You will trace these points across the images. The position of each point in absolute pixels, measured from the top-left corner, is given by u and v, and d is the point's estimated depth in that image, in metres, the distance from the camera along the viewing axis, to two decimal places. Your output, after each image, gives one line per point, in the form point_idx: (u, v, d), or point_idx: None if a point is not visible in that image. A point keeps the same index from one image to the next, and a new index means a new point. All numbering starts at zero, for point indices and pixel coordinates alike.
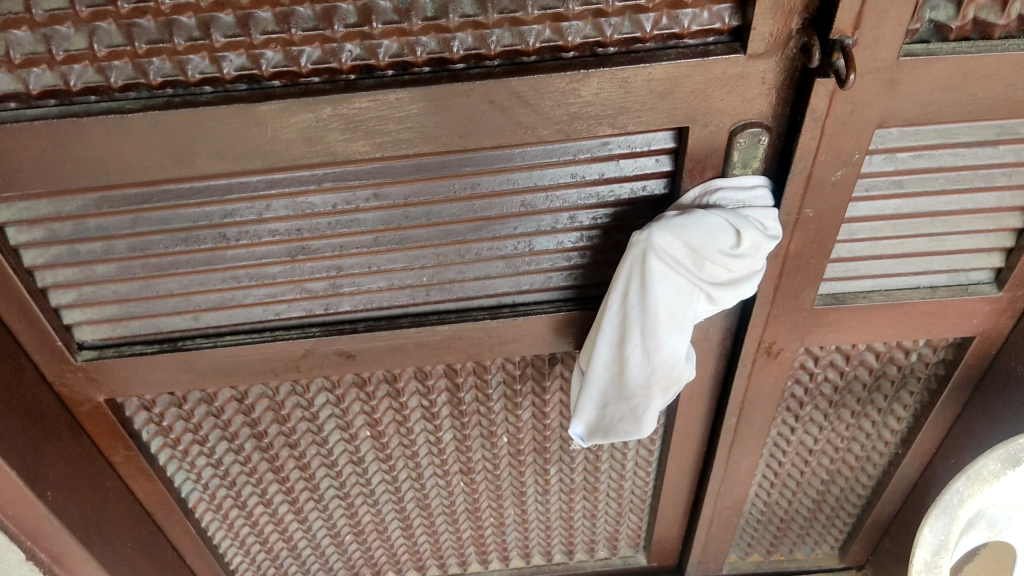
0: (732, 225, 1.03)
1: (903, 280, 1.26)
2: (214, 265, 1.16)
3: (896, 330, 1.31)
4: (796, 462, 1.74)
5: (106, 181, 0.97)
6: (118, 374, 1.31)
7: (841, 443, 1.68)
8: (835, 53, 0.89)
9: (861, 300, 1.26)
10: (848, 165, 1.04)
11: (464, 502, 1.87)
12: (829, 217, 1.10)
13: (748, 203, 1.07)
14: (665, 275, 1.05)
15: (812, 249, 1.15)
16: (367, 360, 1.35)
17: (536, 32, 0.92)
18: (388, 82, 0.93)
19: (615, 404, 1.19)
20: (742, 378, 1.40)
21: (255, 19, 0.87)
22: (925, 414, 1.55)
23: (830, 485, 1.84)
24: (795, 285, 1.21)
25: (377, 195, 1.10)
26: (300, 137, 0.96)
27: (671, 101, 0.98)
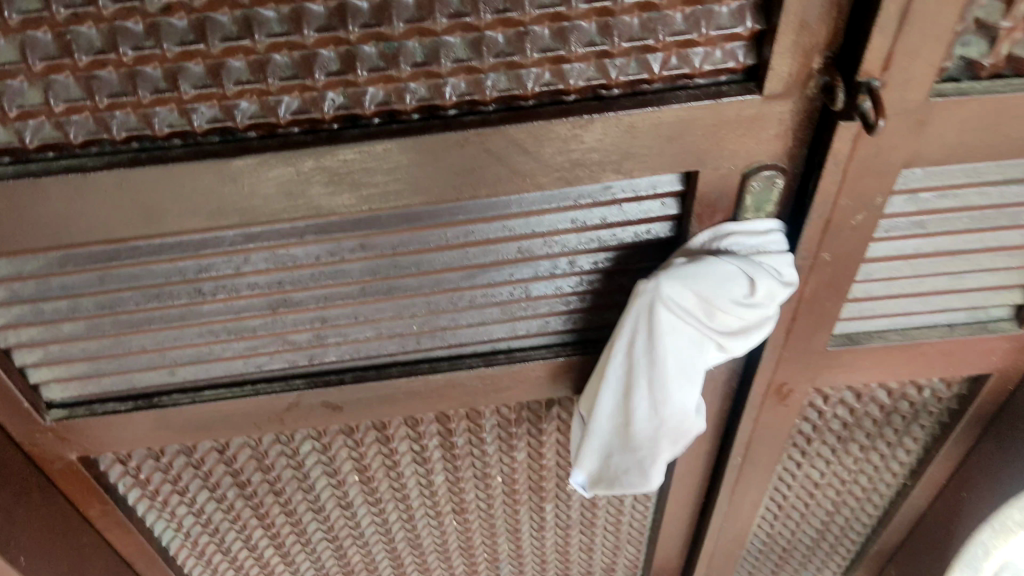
0: (746, 273, 0.97)
1: (920, 318, 1.20)
2: (190, 320, 1.08)
3: (910, 368, 1.25)
4: (800, 496, 1.68)
5: (70, 241, 0.89)
6: (90, 433, 1.22)
7: (848, 476, 1.62)
8: (861, 96, 0.83)
9: (876, 340, 1.20)
10: (870, 208, 0.97)
11: (457, 540, 1.79)
12: (847, 260, 1.04)
13: (762, 248, 1.01)
14: (674, 327, 0.99)
15: (828, 293, 1.09)
16: (355, 410, 1.28)
17: (535, 75, 0.85)
18: (375, 132, 0.86)
19: (620, 456, 1.12)
20: (749, 420, 1.33)
21: (227, 68, 0.79)
22: (936, 448, 1.49)
23: (835, 517, 1.78)
24: (808, 328, 1.14)
25: (362, 246, 1.03)
26: (280, 191, 0.88)
27: (680, 145, 0.91)
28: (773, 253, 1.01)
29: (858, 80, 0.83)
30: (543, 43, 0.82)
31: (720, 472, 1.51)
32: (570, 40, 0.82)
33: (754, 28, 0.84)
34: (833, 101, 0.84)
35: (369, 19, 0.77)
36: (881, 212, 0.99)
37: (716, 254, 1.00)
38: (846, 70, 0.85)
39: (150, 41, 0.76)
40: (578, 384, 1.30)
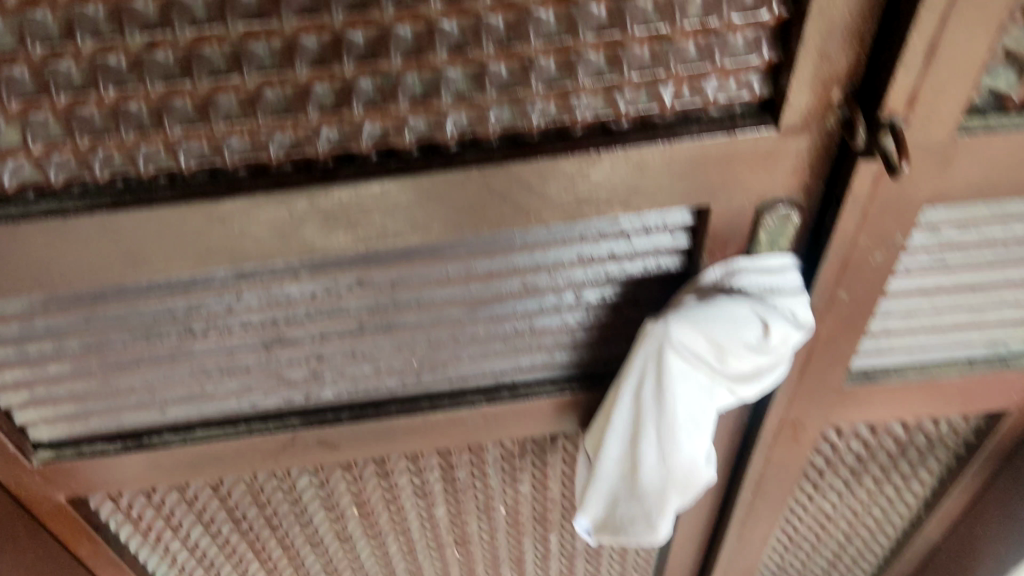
0: (760, 316, 0.93)
1: (939, 353, 1.18)
2: (180, 359, 1.04)
3: (927, 406, 1.24)
4: (811, 526, 1.63)
5: (60, 285, 0.87)
6: (79, 474, 1.18)
7: (860, 505, 1.58)
8: (885, 134, 0.80)
9: (894, 378, 1.18)
10: (890, 247, 0.93)
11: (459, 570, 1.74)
12: (865, 299, 1.00)
13: (777, 287, 0.97)
14: (682, 375, 0.97)
15: (845, 331, 1.05)
16: (353, 446, 1.23)
17: (539, 108, 0.80)
18: (372, 171, 0.82)
19: (627, 503, 1.12)
20: (760, 460, 1.30)
21: (215, 104, 0.75)
22: (952, 480, 1.47)
23: (846, 546, 1.74)
24: (824, 365, 1.11)
25: (359, 283, 0.98)
26: (273, 233, 0.85)
27: (690, 181, 0.88)
28: (787, 293, 0.97)
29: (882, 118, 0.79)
30: (549, 75, 0.78)
31: (728, 505, 1.46)
32: (577, 71, 0.78)
33: (770, 59, 0.80)
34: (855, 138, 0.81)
35: (364, 52, 0.73)
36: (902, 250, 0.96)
37: (729, 294, 0.96)
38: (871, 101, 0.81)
39: (132, 78, 0.72)
40: (584, 419, 1.25)
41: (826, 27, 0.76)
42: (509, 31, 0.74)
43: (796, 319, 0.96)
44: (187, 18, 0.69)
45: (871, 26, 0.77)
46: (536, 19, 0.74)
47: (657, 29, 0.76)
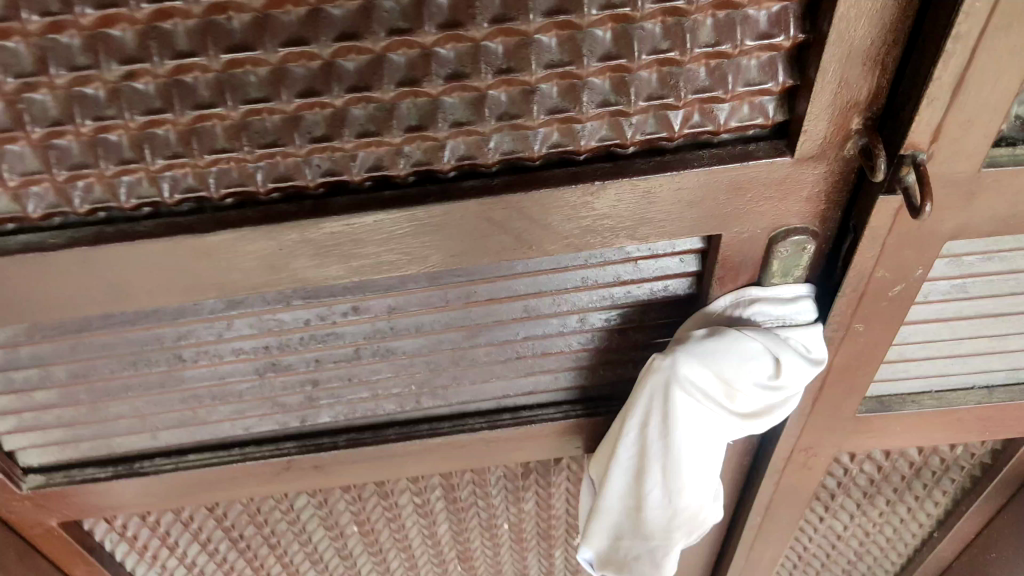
0: (773, 352, 0.93)
1: (956, 381, 1.17)
2: (171, 386, 1.00)
3: (944, 431, 1.23)
4: (818, 538, 1.60)
5: (44, 318, 0.84)
6: (70, 498, 1.15)
7: (869, 520, 1.55)
8: (903, 168, 0.77)
9: (909, 406, 1.18)
10: (908, 277, 0.92)
11: None
12: (883, 329, 1.00)
13: (787, 319, 0.97)
14: (691, 410, 0.97)
15: (860, 360, 1.05)
16: (351, 469, 1.20)
17: (541, 135, 0.77)
18: (365, 202, 0.79)
19: (631, 539, 1.09)
20: (769, 485, 1.30)
21: (200, 135, 0.72)
22: (966, 502, 1.46)
23: (856, 565, 1.72)
24: (838, 391, 1.11)
25: (355, 310, 0.95)
26: (263, 265, 0.82)
27: (699, 210, 0.85)
28: (801, 325, 0.97)
29: (902, 153, 0.77)
30: (551, 102, 0.74)
31: (737, 526, 1.43)
32: (582, 99, 0.74)
33: (786, 84, 0.76)
34: (873, 173, 0.78)
35: (356, 81, 0.69)
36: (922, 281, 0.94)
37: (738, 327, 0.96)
38: (890, 130, 0.77)
39: (112, 109, 0.68)
40: (590, 441, 1.22)
41: (845, 53, 0.71)
42: (509, 59, 0.70)
43: (809, 353, 0.96)
44: (168, 49, 0.65)
45: (892, 52, 0.72)
46: (539, 46, 0.70)
47: (667, 55, 0.71)
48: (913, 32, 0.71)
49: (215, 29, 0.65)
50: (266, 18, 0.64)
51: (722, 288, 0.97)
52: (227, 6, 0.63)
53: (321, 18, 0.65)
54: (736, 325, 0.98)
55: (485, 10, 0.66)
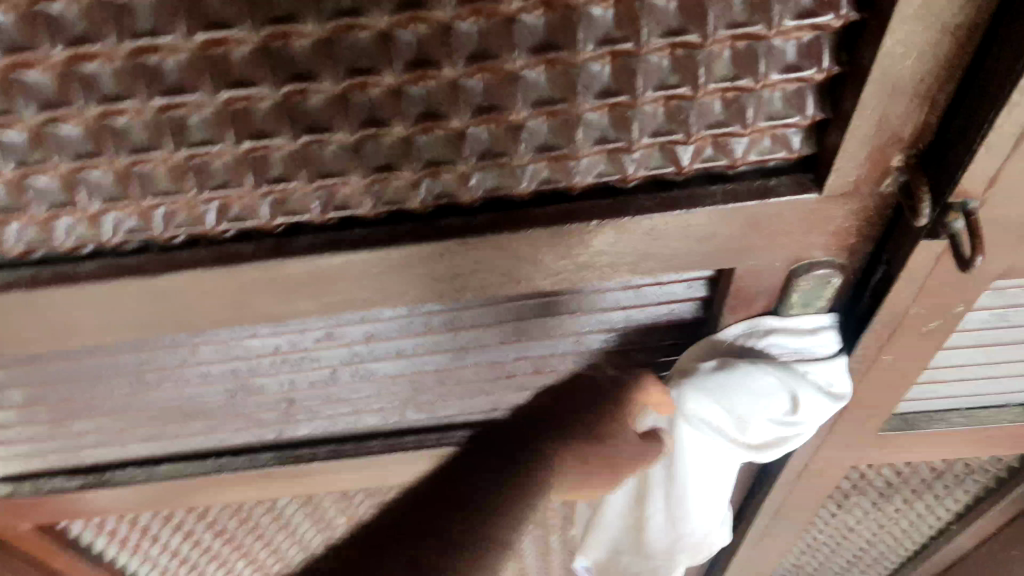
0: (788, 389, 0.86)
1: (988, 399, 1.09)
2: (136, 407, 0.94)
3: (970, 445, 1.16)
4: (837, 520, 1.59)
5: None
6: (38, 505, 1.10)
7: (890, 506, 1.54)
8: (953, 213, 0.67)
9: (935, 423, 1.11)
10: (945, 313, 0.83)
11: None
12: (913, 360, 0.91)
13: (804, 353, 0.89)
14: (695, 441, 0.91)
15: (884, 387, 0.97)
16: (334, 476, 1.14)
17: (531, 172, 0.67)
18: (331, 242, 0.70)
19: (632, 556, 1.06)
20: (779, 488, 1.25)
21: (140, 176, 0.63)
22: (989, 501, 1.45)
23: (871, 547, 1.74)
24: (859, 412, 1.04)
25: (329, 336, 0.87)
26: (223, 304, 0.74)
27: (712, 244, 0.75)
28: (822, 358, 0.89)
29: (952, 199, 0.66)
30: (542, 139, 0.64)
31: (749, 516, 1.38)
32: (577, 137, 0.64)
33: (815, 118, 0.66)
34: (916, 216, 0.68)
35: (315, 121, 0.60)
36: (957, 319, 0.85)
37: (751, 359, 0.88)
38: (935, 170, 0.67)
39: (36, 154, 0.60)
40: None
41: (885, 93, 0.61)
42: (490, 98, 0.60)
43: (829, 387, 0.89)
44: (92, 92, 0.56)
45: (942, 90, 0.62)
46: (527, 82, 0.60)
47: (676, 91, 0.61)
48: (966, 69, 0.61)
49: (145, 70, 0.55)
50: (205, 58, 0.55)
51: (734, 317, 0.88)
52: (157, 46, 0.54)
53: (269, 56, 0.55)
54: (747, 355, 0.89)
55: (462, 49, 0.56)
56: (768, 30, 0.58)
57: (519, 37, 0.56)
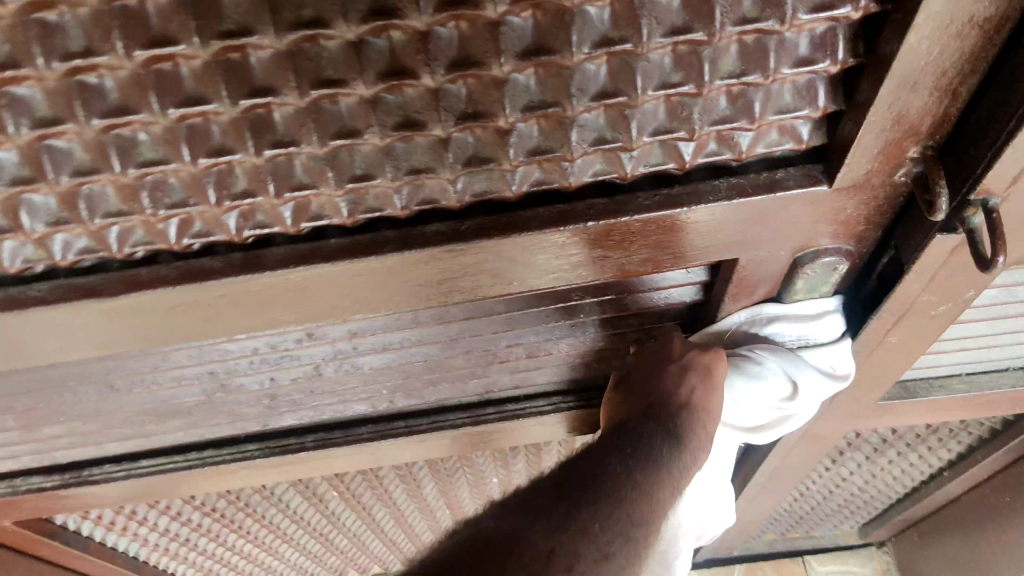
0: (789, 374, 0.84)
1: (991, 366, 1.06)
2: (109, 410, 0.89)
3: (970, 410, 1.13)
4: (829, 470, 1.58)
5: None
6: (17, 503, 1.06)
7: (883, 456, 1.53)
8: (971, 209, 0.63)
9: (936, 391, 1.08)
10: (955, 297, 0.79)
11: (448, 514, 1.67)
12: (917, 338, 0.88)
13: (805, 337, 0.86)
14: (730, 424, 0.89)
15: (886, 360, 0.94)
16: (320, 464, 1.10)
17: (520, 174, 0.62)
18: (306, 253, 0.65)
19: None
20: (777, 449, 1.23)
21: (88, 196, 0.57)
22: (982, 452, 1.44)
23: (863, 492, 1.74)
24: (862, 385, 1.00)
25: (309, 336, 0.82)
26: (193, 317, 0.69)
27: (714, 237, 0.71)
28: (825, 343, 0.86)
29: (972, 198, 0.62)
30: (532, 142, 0.59)
31: (751, 467, 1.37)
32: (570, 139, 0.58)
33: (827, 109, 0.60)
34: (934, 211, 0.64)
35: (280, 135, 0.54)
36: (968, 300, 0.82)
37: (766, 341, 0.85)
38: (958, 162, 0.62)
39: None
40: (585, 427, 1.12)
41: (906, 87, 0.56)
42: (475, 103, 0.54)
43: (833, 370, 0.87)
44: (25, 116, 0.50)
45: (967, 82, 0.57)
46: (515, 86, 0.54)
47: (679, 89, 0.56)
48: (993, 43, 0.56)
49: (82, 90, 0.49)
50: (149, 75, 0.49)
51: (736, 306, 0.84)
52: (93, 66, 0.48)
53: (224, 70, 0.49)
54: (751, 342, 0.86)
55: (441, 56, 0.50)
56: (780, 25, 0.52)
57: (505, 41, 0.50)
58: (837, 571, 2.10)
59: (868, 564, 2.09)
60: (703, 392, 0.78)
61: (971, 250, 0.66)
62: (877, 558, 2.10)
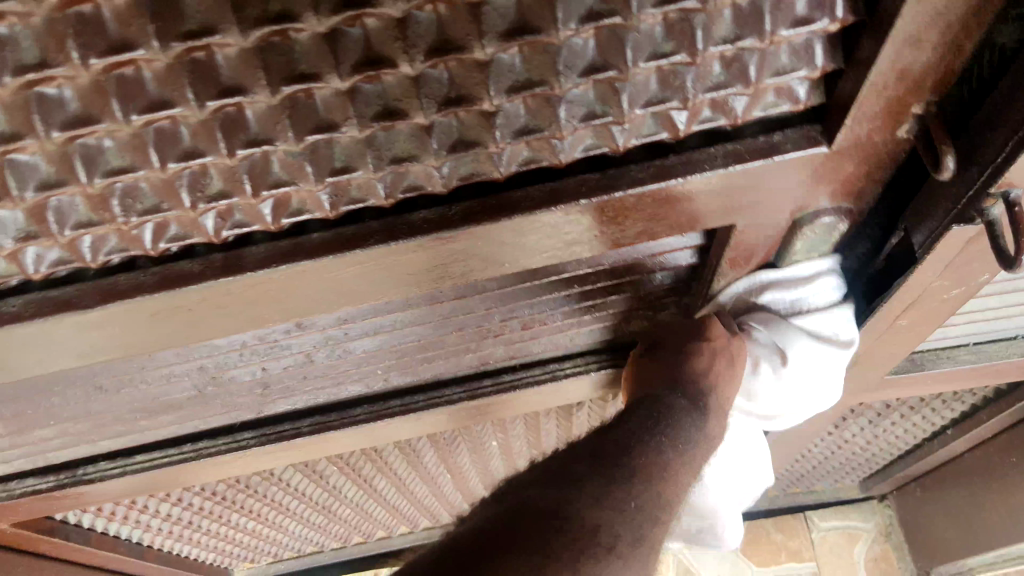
0: (776, 342, 0.86)
1: (999, 335, 1.06)
2: (99, 411, 0.87)
3: (980, 379, 1.13)
4: (833, 433, 1.61)
5: None
6: (13, 506, 1.04)
7: (886, 417, 1.54)
8: (991, 202, 0.63)
9: (945, 362, 1.08)
10: (960, 270, 0.77)
11: (450, 480, 1.67)
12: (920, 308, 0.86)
13: (802, 304, 0.87)
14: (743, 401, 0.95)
15: (891, 330, 0.92)
16: (316, 449, 1.08)
17: (508, 155, 0.59)
18: (290, 250, 0.62)
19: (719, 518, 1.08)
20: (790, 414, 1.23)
21: (57, 208, 0.54)
22: (987, 411, 1.46)
23: (870, 451, 1.76)
24: (874, 355, 0.99)
25: (298, 326, 0.80)
26: (177, 322, 0.66)
27: (711, 204, 0.68)
28: (822, 309, 0.87)
29: (992, 190, 0.61)
30: (519, 121, 0.56)
31: None
32: (558, 116, 0.55)
33: (824, 69, 0.58)
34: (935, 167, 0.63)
35: (253, 133, 0.51)
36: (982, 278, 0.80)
37: (762, 314, 0.88)
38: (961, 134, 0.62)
39: None
40: (583, 392, 1.11)
41: (908, 43, 0.53)
42: (458, 87, 0.51)
43: (837, 334, 0.87)
44: None
45: (971, 34, 0.54)
46: (499, 66, 0.51)
47: (671, 59, 0.53)
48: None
49: (39, 103, 0.46)
50: (109, 83, 0.46)
51: (733, 266, 0.82)
52: (49, 77, 0.44)
53: (188, 71, 0.46)
54: (749, 312, 0.89)
55: (419, 42, 0.47)
56: None
57: (487, 22, 0.47)
58: (838, 527, 2.15)
59: (870, 520, 2.14)
60: (724, 373, 0.81)
61: (994, 246, 0.66)
62: (879, 513, 2.15)
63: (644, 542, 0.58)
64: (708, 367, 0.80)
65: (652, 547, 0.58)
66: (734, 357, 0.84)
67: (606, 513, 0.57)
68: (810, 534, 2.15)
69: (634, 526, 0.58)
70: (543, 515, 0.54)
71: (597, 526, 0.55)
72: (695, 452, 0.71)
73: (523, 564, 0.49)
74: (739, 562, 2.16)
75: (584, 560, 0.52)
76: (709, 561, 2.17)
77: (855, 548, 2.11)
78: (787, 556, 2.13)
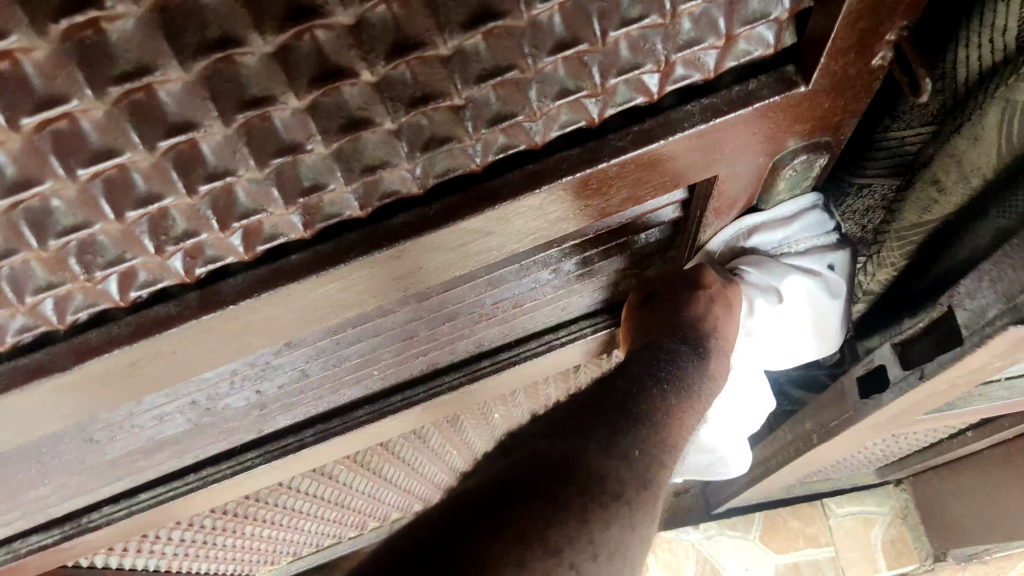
0: (771, 282, 0.85)
1: None
2: (93, 461, 0.83)
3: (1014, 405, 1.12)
4: (861, 452, 1.63)
5: None
6: (20, 565, 1.01)
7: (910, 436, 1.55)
8: None
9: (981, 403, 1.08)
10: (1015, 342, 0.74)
11: (459, 454, 1.66)
12: (966, 371, 0.86)
13: (790, 245, 0.87)
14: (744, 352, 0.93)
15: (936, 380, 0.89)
16: (319, 458, 1.05)
17: (482, 147, 0.55)
18: (266, 275, 0.58)
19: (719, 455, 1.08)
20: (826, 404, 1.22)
21: (14, 276, 0.50)
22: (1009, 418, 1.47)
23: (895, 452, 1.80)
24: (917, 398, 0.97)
25: (286, 345, 0.77)
26: (161, 366, 0.63)
27: (694, 160, 0.65)
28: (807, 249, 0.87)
29: None
30: (491, 111, 0.52)
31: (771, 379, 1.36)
32: (529, 99, 0.52)
33: (796, 7, 0.55)
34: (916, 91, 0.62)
35: (212, 168, 0.47)
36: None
37: (753, 255, 0.87)
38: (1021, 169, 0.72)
39: None
40: (582, 356, 1.08)
41: None
42: (422, 86, 0.47)
43: (822, 265, 0.88)
44: None
45: None
46: (463, 56, 0.47)
47: (641, 23, 0.49)
48: (986, 31, 0.66)
49: None
50: (44, 141, 0.42)
51: (721, 213, 0.79)
52: None
53: (129, 115, 0.42)
54: (740, 257, 0.87)
55: (376, 45, 0.43)
56: None
57: (445, 15, 0.44)
58: (854, 512, 2.28)
59: (886, 504, 2.26)
60: (721, 317, 0.79)
61: None
62: (894, 497, 2.26)
63: (650, 487, 0.56)
64: (706, 313, 0.77)
65: (655, 488, 0.57)
66: (730, 302, 0.81)
67: (613, 462, 0.54)
68: (828, 521, 2.28)
69: (636, 471, 0.55)
70: (549, 467, 0.51)
71: (605, 472, 0.53)
72: (696, 396, 0.70)
73: (535, 508, 0.47)
74: (757, 549, 2.28)
75: (592, 512, 0.49)
76: (727, 548, 2.28)
77: (872, 530, 2.24)
78: (805, 542, 2.26)
